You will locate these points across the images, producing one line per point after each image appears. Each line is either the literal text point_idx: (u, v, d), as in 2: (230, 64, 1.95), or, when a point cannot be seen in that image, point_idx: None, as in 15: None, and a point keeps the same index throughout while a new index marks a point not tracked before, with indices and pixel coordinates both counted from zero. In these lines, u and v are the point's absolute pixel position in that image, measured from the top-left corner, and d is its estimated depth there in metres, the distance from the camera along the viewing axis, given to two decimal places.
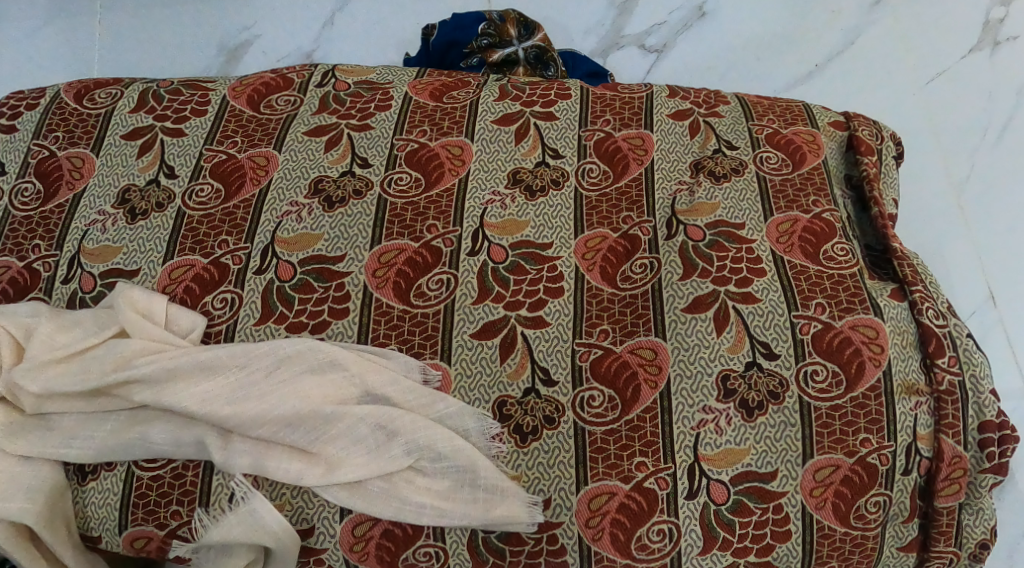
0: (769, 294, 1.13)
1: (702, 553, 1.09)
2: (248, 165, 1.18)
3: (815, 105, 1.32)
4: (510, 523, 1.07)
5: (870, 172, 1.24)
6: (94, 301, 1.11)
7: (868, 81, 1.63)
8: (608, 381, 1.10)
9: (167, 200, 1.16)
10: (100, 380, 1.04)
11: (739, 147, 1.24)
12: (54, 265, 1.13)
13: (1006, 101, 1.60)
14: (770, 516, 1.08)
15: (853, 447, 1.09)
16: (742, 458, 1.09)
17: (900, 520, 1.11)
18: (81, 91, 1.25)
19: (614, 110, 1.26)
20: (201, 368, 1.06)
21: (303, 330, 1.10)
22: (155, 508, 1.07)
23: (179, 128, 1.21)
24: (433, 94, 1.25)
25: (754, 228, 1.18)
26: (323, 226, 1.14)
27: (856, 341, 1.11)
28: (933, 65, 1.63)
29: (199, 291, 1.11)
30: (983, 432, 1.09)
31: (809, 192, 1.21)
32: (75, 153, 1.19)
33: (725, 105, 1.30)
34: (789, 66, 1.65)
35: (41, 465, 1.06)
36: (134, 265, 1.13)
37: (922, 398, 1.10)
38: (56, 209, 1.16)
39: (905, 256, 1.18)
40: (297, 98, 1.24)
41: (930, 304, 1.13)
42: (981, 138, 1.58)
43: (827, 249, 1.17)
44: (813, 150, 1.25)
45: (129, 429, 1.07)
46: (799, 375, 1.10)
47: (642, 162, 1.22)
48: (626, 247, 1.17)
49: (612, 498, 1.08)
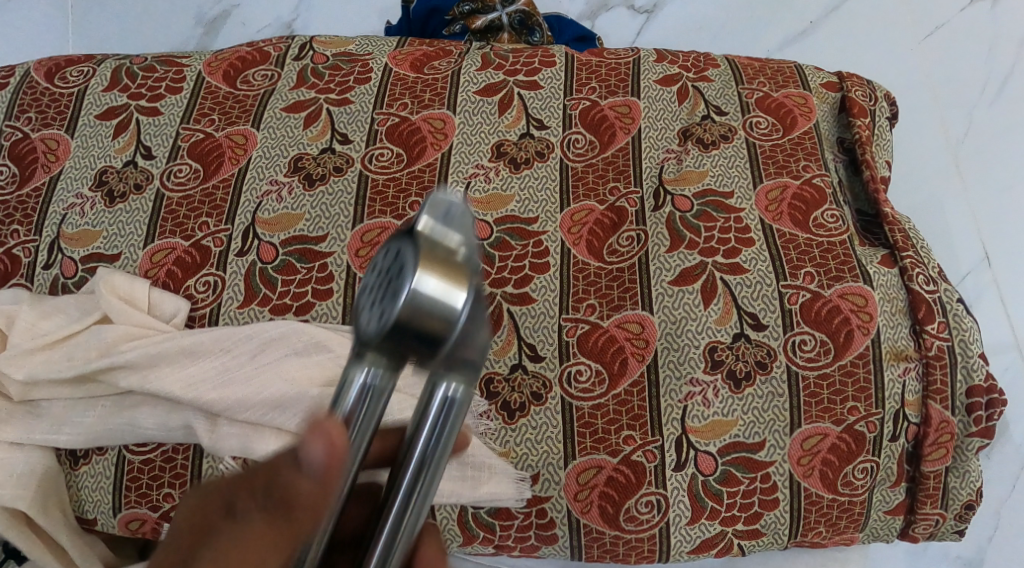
0: (757, 264, 1.12)
1: (690, 523, 1.09)
2: (226, 144, 1.16)
3: (807, 66, 1.29)
4: (499, 500, 1.07)
5: (862, 134, 1.22)
6: (76, 287, 1.11)
7: (864, 37, 1.60)
8: (595, 356, 1.10)
9: (145, 181, 1.15)
10: (85, 366, 1.04)
11: (728, 113, 1.22)
12: (34, 251, 1.13)
13: (1007, 54, 1.57)
14: (757, 485, 1.08)
15: (841, 415, 1.08)
16: (729, 429, 1.08)
17: (887, 485, 1.11)
18: (51, 69, 1.23)
19: (600, 76, 1.24)
20: (185, 353, 1.05)
21: (287, 312, 1.09)
22: (147, 490, 1.07)
23: (154, 106, 1.19)
24: (413, 65, 1.23)
25: (743, 196, 1.16)
26: (304, 206, 1.13)
27: (846, 310, 1.10)
28: (932, 17, 1.60)
29: (182, 274, 1.10)
30: (971, 397, 1.08)
31: (799, 157, 1.19)
32: (49, 135, 1.18)
33: (714, 68, 1.27)
34: (782, 24, 1.62)
35: (33, 451, 1.07)
36: (115, 249, 1.12)
37: (910, 364, 1.09)
38: (33, 193, 1.15)
39: (896, 221, 1.16)
40: (274, 72, 1.22)
41: (921, 269, 1.12)
42: (980, 93, 1.55)
43: (817, 217, 1.15)
44: (803, 113, 1.22)
45: (118, 414, 1.06)
46: (787, 346, 1.09)
47: (629, 131, 1.20)
48: (612, 220, 1.15)
49: (600, 472, 1.08)
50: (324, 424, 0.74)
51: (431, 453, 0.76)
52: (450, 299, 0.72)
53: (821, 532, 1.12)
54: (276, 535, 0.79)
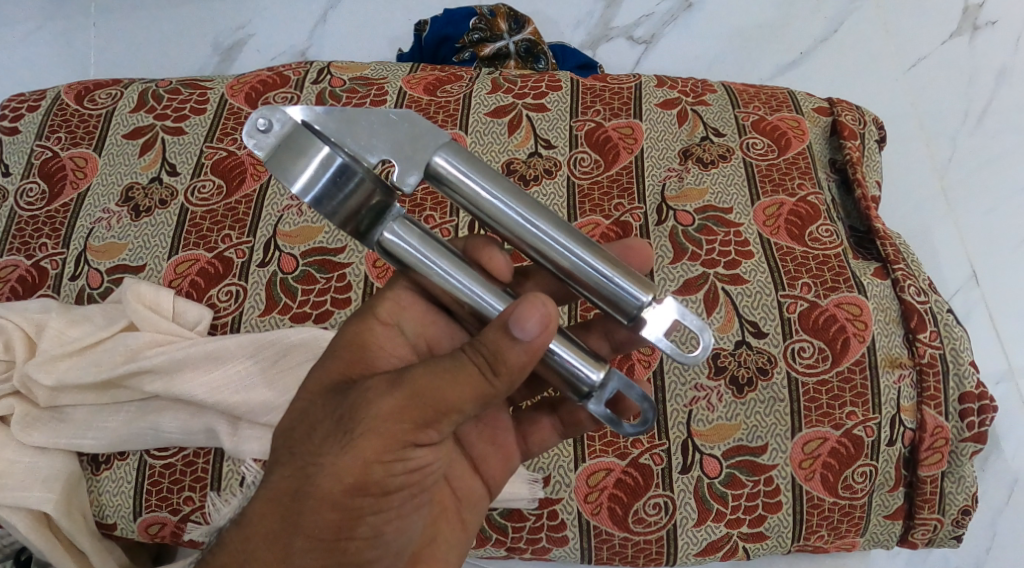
0: (757, 275, 1.17)
1: (696, 525, 1.13)
2: (248, 161, 1.21)
3: (800, 92, 1.36)
4: (511, 500, 1.12)
5: (853, 155, 1.28)
6: (101, 296, 1.15)
7: (853, 70, 1.67)
8: (599, 320, 1.04)
9: (170, 196, 1.19)
10: (111, 371, 1.08)
11: (726, 134, 1.28)
12: (61, 263, 1.17)
13: (986, 85, 1.64)
14: (761, 488, 1.12)
15: (840, 420, 1.12)
16: (733, 433, 1.13)
17: (886, 489, 1.14)
18: (81, 92, 1.28)
19: (604, 100, 1.31)
20: (209, 358, 1.09)
21: (307, 320, 1.12)
22: (168, 494, 1.08)
23: (179, 126, 1.24)
24: (426, 88, 1.30)
25: (742, 212, 1.22)
26: (323, 219, 1.17)
27: (841, 319, 1.15)
28: (916, 50, 1.67)
29: (205, 284, 1.14)
30: (964, 402, 1.13)
31: (794, 176, 1.24)
32: (78, 153, 1.23)
33: (711, 93, 1.33)
34: (776, 56, 1.69)
35: (57, 456, 1.09)
36: (140, 260, 1.16)
37: (905, 371, 1.13)
38: (62, 208, 1.19)
39: (887, 236, 1.22)
40: (293, 95, 1.28)
41: (912, 281, 1.17)
42: (962, 121, 1.62)
43: (812, 231, 1.20)
44: (798, 135, 1.28)
45: (141, 418, 1.09)
46: (787, 352, 1.14)
47: (632, 151, 1.27)
48: (618, 233, 1.22)
49: (609, 474, 1.12)
50: (536, 300, 0.85)
51: (527, 222, 0.87)
52: (321, 165, 0.88)
53: (823, 535, 1.15)
54: (487, 387, 0.86)
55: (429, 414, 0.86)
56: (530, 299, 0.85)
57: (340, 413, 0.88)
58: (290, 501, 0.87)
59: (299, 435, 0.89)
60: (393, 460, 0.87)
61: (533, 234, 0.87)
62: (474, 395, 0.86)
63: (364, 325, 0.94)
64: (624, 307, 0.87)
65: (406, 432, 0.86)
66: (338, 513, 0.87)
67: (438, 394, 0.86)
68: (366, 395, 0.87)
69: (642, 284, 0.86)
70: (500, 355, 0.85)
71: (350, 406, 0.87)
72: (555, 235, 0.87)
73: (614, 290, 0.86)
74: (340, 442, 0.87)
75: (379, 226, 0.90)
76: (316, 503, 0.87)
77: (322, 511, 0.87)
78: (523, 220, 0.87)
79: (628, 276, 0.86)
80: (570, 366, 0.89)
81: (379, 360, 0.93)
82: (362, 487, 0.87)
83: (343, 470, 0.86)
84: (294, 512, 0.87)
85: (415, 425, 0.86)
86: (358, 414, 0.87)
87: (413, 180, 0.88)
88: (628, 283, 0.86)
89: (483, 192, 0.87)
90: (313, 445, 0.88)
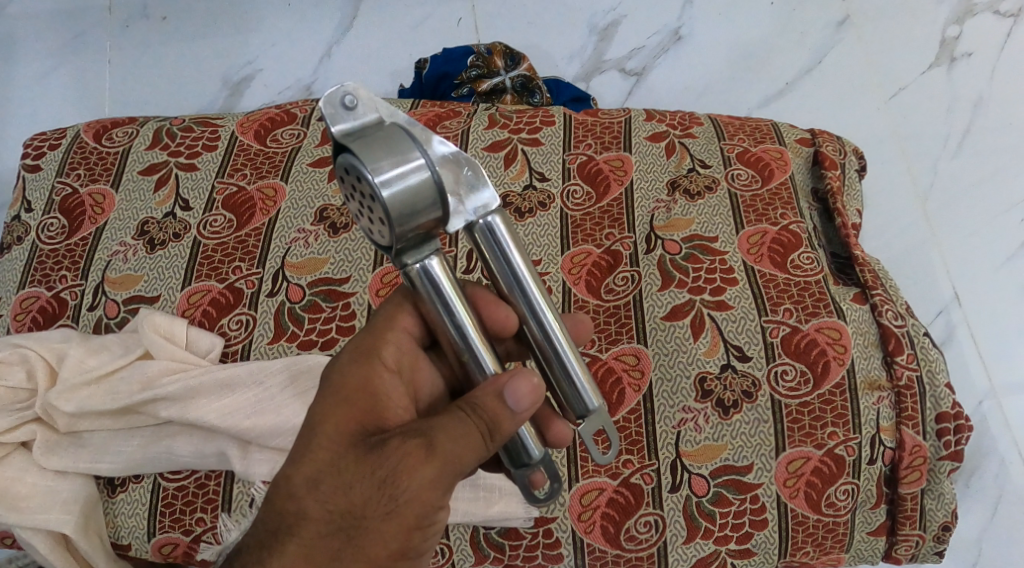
0: (741, 301, 1.23)
1: (686, 542, 1.18)
2: (257, 196, 1.27)
3: (783, 124, 1.42)
4: (508, 519, 1.18)
5: (834, 185, 1.34)
6: (118, 326, 1.21)
7: (836, 100, 1.73)
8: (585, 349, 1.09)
9: (183, 230, 1.25)
10: (128, 398, 1.14)
11: (712, 166, 1.34)
12: (80, 294, 1.23)
13: (965, 113, 1.70)
14: (747, 506, 1.18)
15: (822, 440, 1.18)
16: (720, 453, 1.18)
17: (868, 506, 1.19)
18: (99, 130, 1.34)
19: (595, 134, 1.37)
20: (221, 385, 1.14)
21: (313, 347, 1.18)
22: (181, 515, 1.14)
23: (191, 163, 1.30)
24: (427, 122, 1.38)
25: (727, 241, 1.28)
26: (329, 251, 1.23)
27: (822, 343, 1.20)
28: (897, 80, 1.73)
29: (216, 313, 1.20)
30: (940, 422, 1.18)
31: (777, 206, 1.30)
32: (96, 189, 1.29)
33: (699, 126, 1.39)
34: (762, 87, 1.76)
35: (76, 479, 1.15)
36: (155, 291, 1.22)
37: (883, 393, 1.19)
38: (80, 242, 1.26)
39: (867, 263, 1.28)
40: (300, 131, 1.33)
41: (890, 306, 1.23)
42: (943, 148, 1.68)
43: (794, 259, 1.26)
44: (781, 166, 1.34)
45: (157, 443, 1.15)
46: (771, 375, 1.20)
47: (622, 182, 1.33)
48: (609, 262, 1.28)
49: (601, 494, 1.18)
50: (520, 374, 0.92)
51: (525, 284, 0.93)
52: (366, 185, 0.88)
53: (808, 551, 1.20)
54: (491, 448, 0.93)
55: (454, 476, 0.92)
56: (525, 371, 0.92)
57: (369, 474, 0.92)
58: (330, 561, 0.92)
59: (328, 495, 0.92)
60: (425, 521, 0.93)
61: (529, 300, 0.93)
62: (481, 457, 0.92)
63: (369, 369, 0.98)
64: (574, 400, 0.95)
65: (437, 494, 0.92)
66: None
67: (462, 458, 0.92)
68: (394, 459, 0.92)
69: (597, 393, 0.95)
70: (499, 422, 0.92)
71: (382, 469, 0.92)
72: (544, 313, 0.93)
73: (571, 386, 0.95)
74: (383, 506, 0.91)
75: (415, 252, 0.91)
76: (360, 567, 0.92)
77: None
78: (524, 289, 0.93)
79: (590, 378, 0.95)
80: (522, 441, 0.96)
81: (390, 410, 0.97)
82: (401, 549, 0.93)
83: (377, 532, 0.92)
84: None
85: (444, 487, 0.92)
86: (391, 477, 0.91)
87: (460, 222, 0.91)
88: (587, 385, 0.95)
89: (507, 249, 0.92)
90: (353, 508, 0.92)
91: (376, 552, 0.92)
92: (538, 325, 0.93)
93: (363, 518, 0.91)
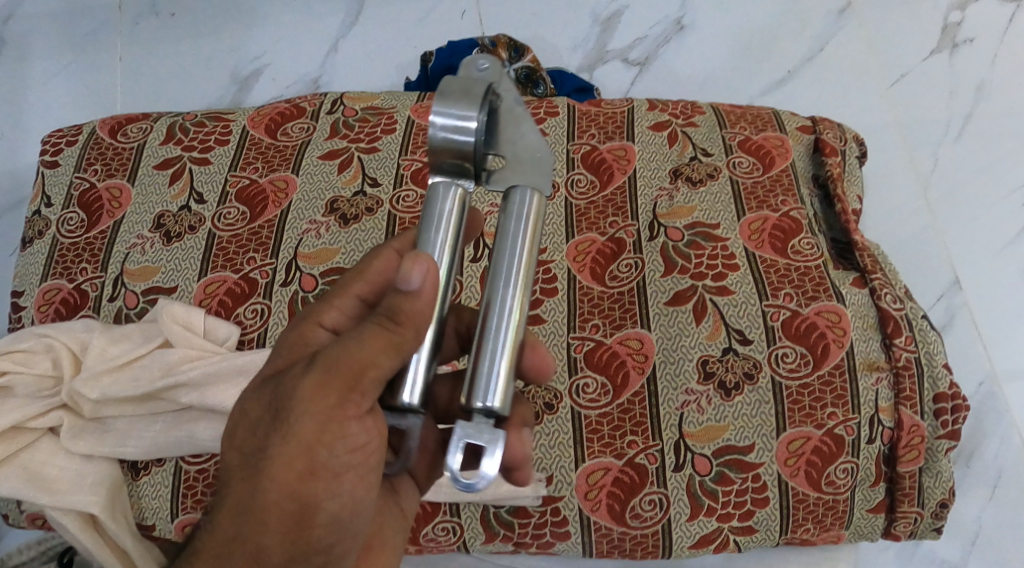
0: (742, 286, 1.26)
1: (689, 519, 1.21)
2: (270, 189, 1.30)
3: (784, 112, 1.44)
4: (517, 498, 1.21)
5: (834, 171, 1.37)
6: (137, 316, 1.25)
7: (836, 87, 1.76)
8: None
9: (198, 222, 1.29)
10: (150, 385, 1.17)
11: (714, 154, 1.37)
12: (100, 286, 1.27)
13: (966, 99, 1.72)
14: (749, 484, 1.21)
15: (822, 420, 1.21)
16: (722, 433, 1.21)
17: (868, 484, 1.23)
18: (115, 126, 1.38)
19: (599, 124, 1.40)
20: (239, 371, 1.18)
21: None
22: (202, 497, 1.18)
23: (205, 157, 1.34)
24: None
25: (728, 228, 1.31)
26: (340, 241, 1.26)
27: (822, 326, 1.23)
28: (898, 67, 1.76)
29: (232, 303, 1.24)
30: (938, 402, 1.21)
31: (777, 193, 1.33)
32: (114, 184, 1.33)
33: (700, 115, 1.42)
34: (764, 76, 1.78)
35: (100, 463, 1.19)
36: (172, 282, 1.26)
37: (882, 374, 1.22)
38: (99, 235, 1.30)
39: (866, 248, 1.31)
40: (310, 125, 1.36)
41: (888, 290, 1.26)
42: (943, 134, 1.70)
43: (794, 244, 1.29)
44: (781, 153, 1.37)
45: (178, 428, 1.19)
46: (771, 358, 1.23)
47: (625, 171, 1.36)
48: (613, 249, 1.31)
49: (606, 474, 1.22)
50: (425, 257, 0.88)
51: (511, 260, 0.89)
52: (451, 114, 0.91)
53: (809, 528, 1.24)
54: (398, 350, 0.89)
55: (347, 386, 0.90)
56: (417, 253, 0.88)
57: (274, 402, 0.93)
58: (246, 496, 0.93)
59: (243, 436, 0.94)
60: (331, 438, 0.91)
61: (503, 272, 0.89)
62: (386, 358, 0.89)
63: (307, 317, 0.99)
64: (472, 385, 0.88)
65: (333, 408, 0.91)
66: (293, 501, 0.92)
67: (355, 366, 0.90)
68: (284, 386, 0.92)
69: (502, 399, 0.87)
70: (398, 308, 0.89)
71: (278, 397, 0.92)
72: (510, 298, 0.89)
73: (484, 372, 0.87)
74: (280, 433, 0.92)
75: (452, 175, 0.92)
76: (274, 493, 0.92)
77: (283, 503, 0.92)
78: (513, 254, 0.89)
79: (506, 382, 0.87)
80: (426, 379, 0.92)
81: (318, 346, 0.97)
82: (312, 471, 0.92)
83: (285, 457, 0.91)
84: (250, 503, 0.92)
85: (339, 398, 0.91)
86: (285, 404, 0.92)
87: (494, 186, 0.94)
88: (497, 382, 0.87)
89: (519, 225, 0.90)
90: (257, 443, 0.93)
91: (287, 478, 0.92)
92: (499, 289, 0.89)
93: (269, 449, 0.92)
